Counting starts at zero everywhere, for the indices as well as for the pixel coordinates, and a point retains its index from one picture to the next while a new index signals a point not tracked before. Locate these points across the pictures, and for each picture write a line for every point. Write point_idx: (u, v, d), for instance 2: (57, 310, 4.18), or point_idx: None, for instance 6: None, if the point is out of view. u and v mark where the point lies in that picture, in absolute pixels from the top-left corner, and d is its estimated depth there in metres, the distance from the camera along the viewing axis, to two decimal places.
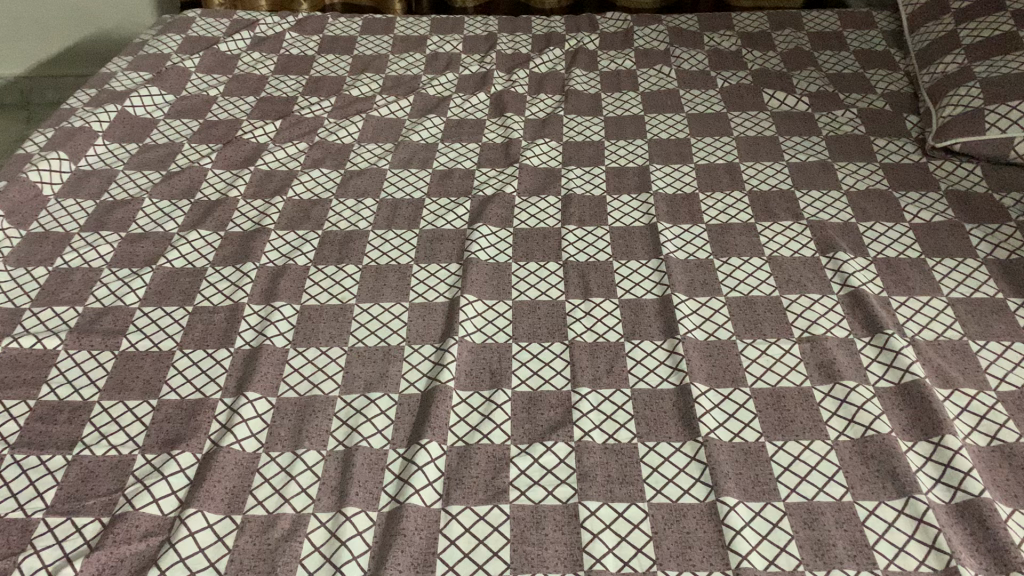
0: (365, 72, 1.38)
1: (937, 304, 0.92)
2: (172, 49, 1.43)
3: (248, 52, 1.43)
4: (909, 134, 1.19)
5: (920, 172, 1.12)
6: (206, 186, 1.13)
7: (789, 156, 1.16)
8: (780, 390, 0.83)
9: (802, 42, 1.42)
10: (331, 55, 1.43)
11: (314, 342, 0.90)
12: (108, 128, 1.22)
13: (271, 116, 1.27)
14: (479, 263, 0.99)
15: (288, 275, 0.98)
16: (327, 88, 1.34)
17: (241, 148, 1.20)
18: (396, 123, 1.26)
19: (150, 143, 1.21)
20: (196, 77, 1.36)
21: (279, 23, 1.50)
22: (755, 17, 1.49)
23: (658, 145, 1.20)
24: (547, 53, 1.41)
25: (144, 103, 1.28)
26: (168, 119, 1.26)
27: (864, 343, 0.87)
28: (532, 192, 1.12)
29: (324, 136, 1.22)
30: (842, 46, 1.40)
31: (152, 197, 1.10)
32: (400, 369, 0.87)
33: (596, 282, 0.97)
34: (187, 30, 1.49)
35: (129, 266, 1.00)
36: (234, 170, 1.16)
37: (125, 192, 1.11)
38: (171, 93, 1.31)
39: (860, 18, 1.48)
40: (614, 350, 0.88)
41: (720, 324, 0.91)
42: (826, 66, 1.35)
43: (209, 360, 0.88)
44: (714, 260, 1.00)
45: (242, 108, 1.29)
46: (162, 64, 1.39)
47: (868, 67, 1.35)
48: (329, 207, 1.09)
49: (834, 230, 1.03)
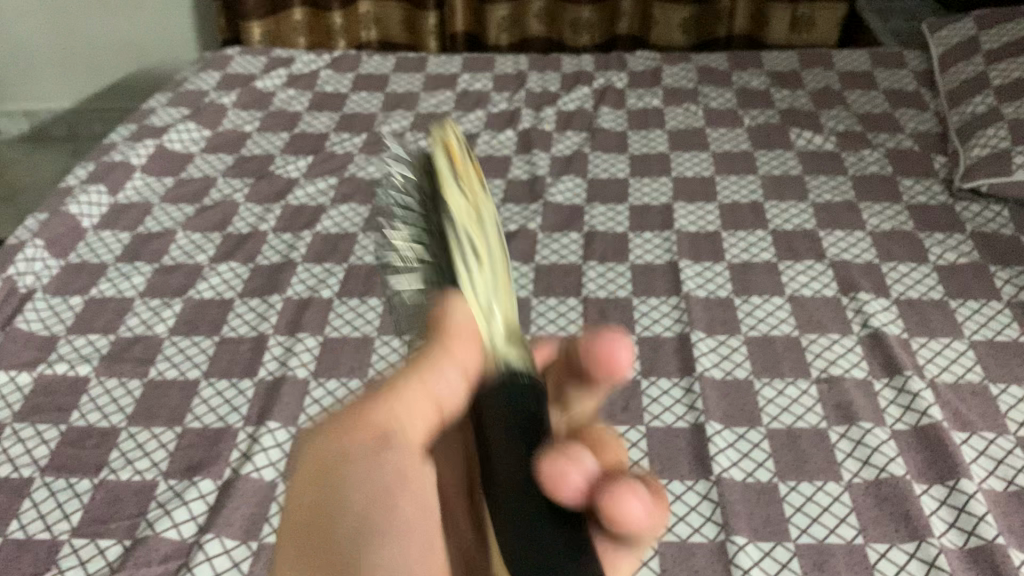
0: (397, 109, 1.42)
1: (959, 346, 0.91)
2: (212, 85, 1.48)
3: (284, 89, 1.47)
4: (937, 173, 1.19)
5: (946, 212, 1.11)
6: (238, 219, 1.16)
7: (814, 195, 1.16)
8: (796, 431, 0.83)
9: (831, 81, 1.42)
10: (364, 92, 1.47)
11: (335, 372, 0.92)
12: (147, 162, 1.27)
13: (304, 151, 1.31)
14: None
15: (311, 306, 1.01)
16: (359, 124, 1.38)
17: (274, 182, 1.24)
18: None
19: (186, 177, 1.25)
20: (233, 113, 1.41)
21: (315, 61, 1.55)
22: (783, 56, 1.50)
23: (682, 183, 1.21)
24: (575, 91, 1.43)
25: (183, 138, 1.33)
26: (204, 153, 1.30)
27: (883, 384, 0.87)
28: (556, 227, 1.13)
29: (354, 172, 1.26)
30: (872, 85, 1.40)
31: (186, 230, 1.14)
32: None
33: (615, 318, 0.98)
34: (226, 68, 1.54)
35: (160, 296, 1.03)
36: (265, 205, 1.19)
37: (161, 224, 1.15)
38: (208, 128, 1.36)
39: (891, 56, 1.48)
40: (630, 384, 0.89)
41: (738, 362, 0.91)
42: (856, 105, 1.35)
43: (233, 389, 0.90)
44: (735, 298, 1.00)
45: (276, 143, 1.33)
46: (201, 100, 1.44)
47: (897, 107, 1.34)
48: (356, 241, 1.12)
49: (856, 270, 1.02)
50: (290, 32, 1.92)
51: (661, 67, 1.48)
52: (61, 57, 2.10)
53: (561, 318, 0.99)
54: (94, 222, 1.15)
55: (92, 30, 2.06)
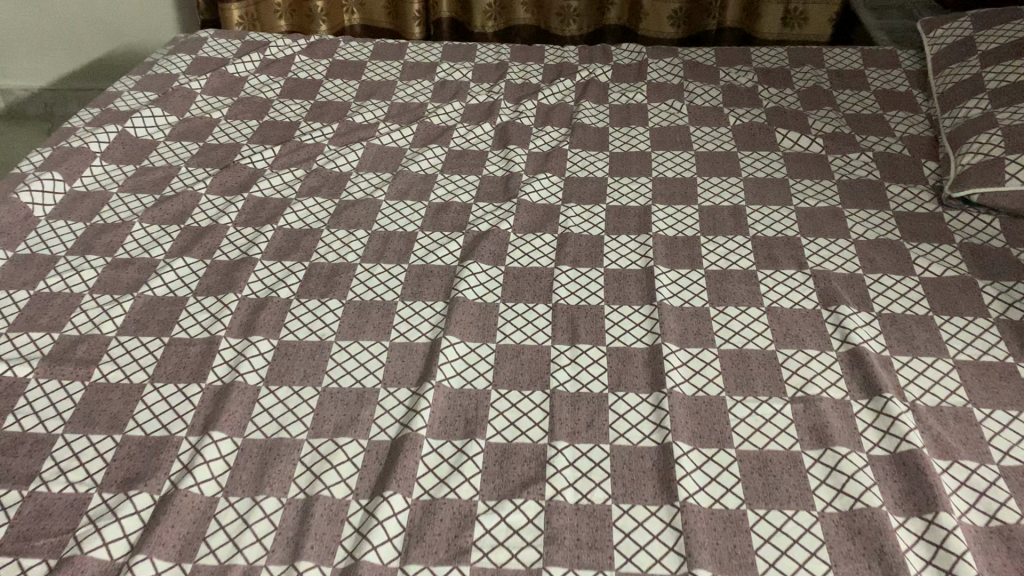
0: (371, 98, 1.36)
1: (943, 366, 0.87)
2: (181, 69, 1.43)
3: (255, 74, 1.42)
4: (926, 180, 1.14)
5: (934, 222, 1.06)
6: (198, 212, 1.11)
7: (798, 201, 1.11)
8: (767, 454, 0.79)
9: (821, 80, 1.37)
10: (338, 80, 1.41)
11: (287, 379, 0.87)
12: (107, 149, 1.22)
13: (272, 141, 1.26)
14: (465, 303, 0.97)
15: (267, 308, 0.96)
16: (331, 114, 1.32)
17: (237, 173, 1.18)
18: (398, 151, 1.24)
19: (147, 166, 1.20)
20: (202, 99, 1.35)
21: (290, 46, 1.50)
22: (773, 52, 1.45)
23: (663, 184, 1.16)
24: (557, 84, 1.38)
25: (147, 125, 1.27)
26: (169, 141, 1.25)
27: (861, 406, 0.83)
28: (529, 228, 1.09)
29: (322, 164, 1.21)
30: (864, 84, 1.35)
31: (143, 222, 1.09)
32: (372, 413, 0.84)
33: (584, 327, 0.94)
34: (197, 51, 1.48)
35: (110, 292, 0.98)
36: (228, 197, 1.14)
37: (118, 215, 1.10)
38: (174, 115, 1.30)
39: (884, 54, 1.43)
40: (596, 399, 0.85)
41: (710, 378, 0.87)
42: (845, 106, 1.30)
43: (179, 396, 0.86)
44: (710, 308, 0.96)
45: (244, 131, 1.28)
46: (169, 84, 1.38)
47: (889, 108, 1.29)
48: (319, 238, 1.07)
49: (838, 282, 0.98)
50: (269, 14, 1.86)
51: (647, 61, 1.43)
52: (38, 34, 2.04)
53: (527, 326, 0.94)
54: (47, 212, 1.10)
55: (70, 6, 1.99)
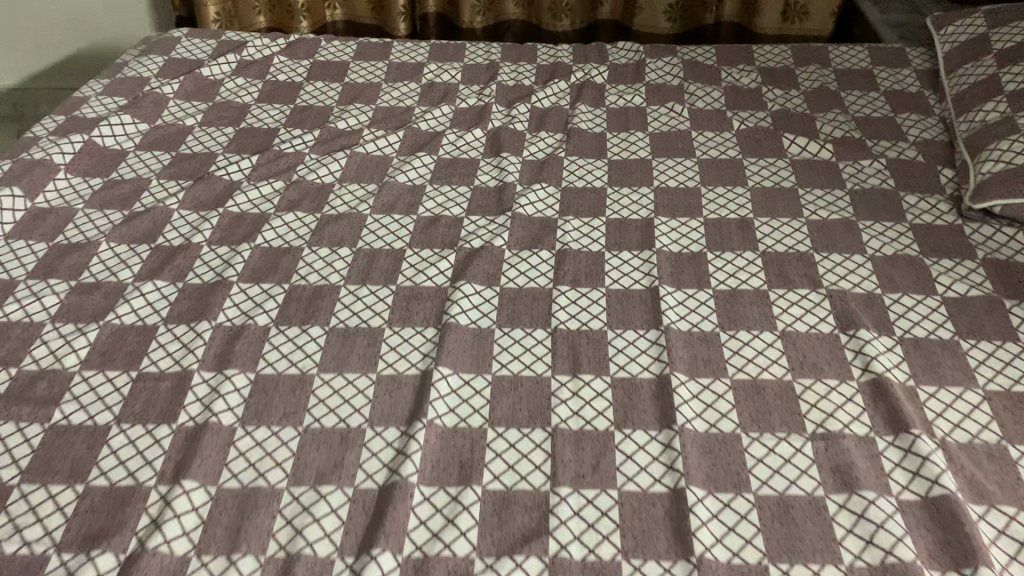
0: (354, 102, 1.29)
1: (972, 398, 0.81)
2: (153, 71, 1.35)
3: (232, 77, 1.34)
4: (943, 189, 1.08)
5: (955, 235, 1.00)
6: (169, 229, 1.04)
7: (809, 212, 1.05)
8: (789, 500, 0.73)
9: (828, 80, 1.30)
10: (320, 82, 1.34)
11: (265, 419, 0.80)
12: (73, 160, 1.14)
13: (249, 150, 1.18)
14: (457, 330, 0.90)
15: (244, 338, 0.89)
16: (312, 119, 1.25)
17: (212, 186, 1.11)
18: (384, 160, 1.17)
19: (116, 179, 1.12)
20: (174, 104, 1.27)
21: (269, 45, 1.42)
22: (777, 50, 1.38)
23: (665, 194, 1.10)
24: (551, 86, 1.31)
25: (115, 133, 1.20)
26: (139, 150, 1.18)
27: (887, 444, 0.77)
28: (524, 245, 1.02)
29: (303, 175, 1.13)
30: (873, 85, 1.29)
31: (110, 241, 1.01)
32: (358, 457, 0.77)
33: (586, 356, 0.87)
34: (169, 52, 1.40)
35: (74, 320, 0.91)
36: (202, 212, 1.07)
37: (83, 234, 1.02)
38: (145, 122, 1.23)
39: (892, 52, 1.37)
40: (601, 438, 0.78)
41: (724, 413, 0.81)
42: (854, 108, 1.24)
43: (148, 439, 0.79)
44: (721, 333, 0.89)
45: (219, 139, 1.20)
46: (139, 88, 1.30)
47: (900, 110, 1.23)
48: (300, 257, 1.00)
49: (855, 302, 0.92)
50: (248, 10, 1.79)
51: (645, 60, 1.36)
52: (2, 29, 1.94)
53: (524, 354, 0.87)
54: (6, 231, 1.02)
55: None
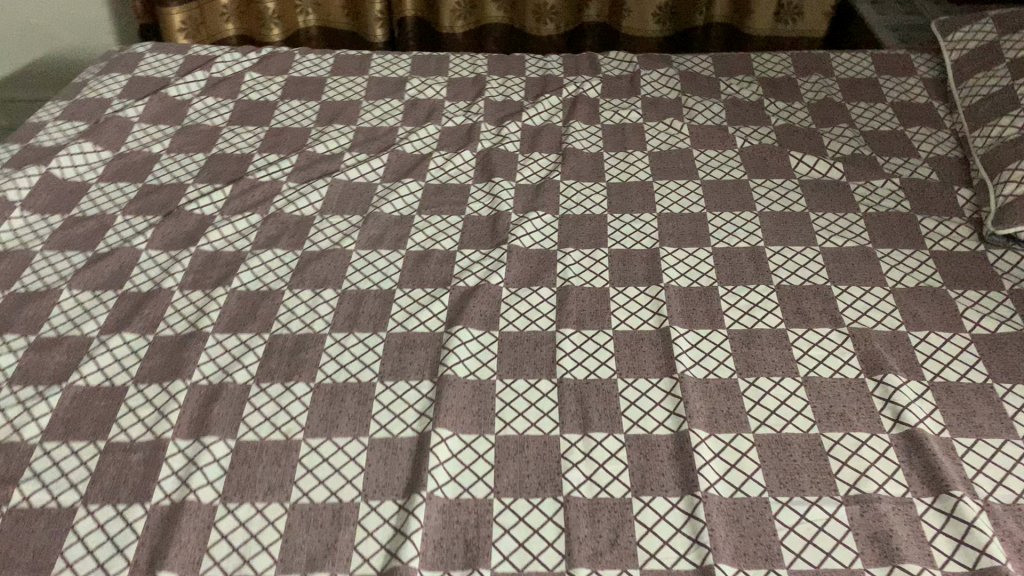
0: (332, 122, 1.21)
1: (1015, 450, 0.76)
2: (116, 91, 1.26)
3: (201, 95, 1.26)
4: (962, 211, 1.02)
5: (977, 264, 0.95)
6: (139, 272, 0.96)
7: (823, 240, 0.99)
8: (826, 573, 0.67)
9: (832, 91, 1.25)
10: (296, 100, 1.26)
11: (249, 495, 0.74)
12: (29, 195, 1.05)
13: (222, 178, 1.11)
14: (457, 382, 0.83)
15: (223, 398, 0.82)
16: (290, 142, 1.17)
17: (184, 222, 1.03)
18: (367, 186, 1.10)
19: (77, 214, 1.04)
20: (140, 128, 1.19)
21: (239, 61, 1.34)
22: (776, 59, 1.32)
23: (670, 221, 1.03)
24: (541, 102, 1.24)
25: (76, 163, 1.11)
26: (101, 181, 1.09)
27: (925, 506, 0.72)
28: (522, 282, 0.95)
29: (281, 207, 1.05)
30: (878, 97, 1.23)
31: (72, 288, 0.93)
32: (350, 537, 0.71)
33: (596, 410, 0.81)
34: (135, 68, 1.32)
35: (34, 384, 0.83)
36: (174, 252, 0.99)
37: (42, 279, 0.94)
38: (107, 149, 1.14)
39: (896, 60, 1.31)
40: (619, 506, 0.73)
41: (749, 475, 0.75)
42: (862, 123, 1.18)
43: (117, 521, 0.72)
44: (740, 380, 0.83)
45: (191, 167, 1.12)
46: (100, 111, 1.22)
47: (908, 125, 1.18)
48: (281, 301, 0.93)
49: (879, 344, 0.86)
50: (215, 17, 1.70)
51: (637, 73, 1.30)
52: None
53: (527, 409, 0.81)
54: None
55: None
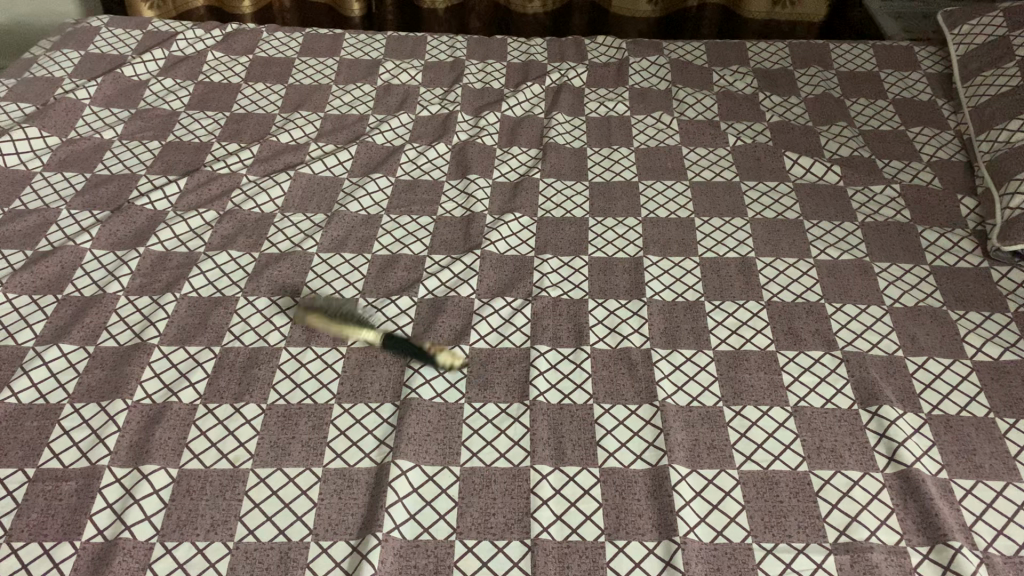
0: (345, 138, 1.66)
1: (991, 490, 1.08)
2: (146, 165, 1.56)
3: (224, 142, 1.63)
4: (883, 277, 1.38)
5: (943, 332, 1.29)
6: (148, 386, 1.17)
7: (704, 339, 1.27)
8: (712, 554, 1.01)
9: (752, 151, 1.64)
10: (304, 114, 1.72)
11: (190, 531, 1.01)
12: (18, 296, 1.28)
13: (248, 246, 1.40)
14: (422, 415, 1.15)
15: (161, 423, 1.12)
16: (324, 196, 1.52)
17: (202, 331, 1.25)
18: (333, 196, 1.52)
19: (79, 308, 1.28)
20: (165, 208, 1.47)
21: (254, 83, 1.79)
22: (694, 113, 1.75)
23: (593, 281, 1.37)
24: (486, 117, 1.72)
25: (93, 268, 1.34)
26: (117, 274, 1.33)
27: (879, 531, 1.03)
28: (503, 286, 1.36)
29: (264, 213, 1.47)
30: (823, 152, 1.64)
31: (74, 406, 1.14)
32: (305, 559, 0.99)
33: (570, 446, 1.12)
34: (170, 131, 1.65)
35: (40, 537, 0.99)
36: (186, 345, 1.23)
37: (10, 335, 1.23)
38: (114, 249, 1.38)
39: (829, 102, 1.78)
40: (593, 551, 1.01)
41: (596, 509, 1.05)
42: (755, 199, 1.53)
43: (51, 556, 0.97)
44: (729, 407, 1.17)
45: (221, 260, 1.37)
46: (117, 201, 1.48)
47: (851, 182, 1.57)
48: (231, 309, 1.29)
49: (703, 426, 1.15)
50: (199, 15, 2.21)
51: (625, 63, 1.89)
52: None
53: (501, 440, 1.13)
54: None
55: None
